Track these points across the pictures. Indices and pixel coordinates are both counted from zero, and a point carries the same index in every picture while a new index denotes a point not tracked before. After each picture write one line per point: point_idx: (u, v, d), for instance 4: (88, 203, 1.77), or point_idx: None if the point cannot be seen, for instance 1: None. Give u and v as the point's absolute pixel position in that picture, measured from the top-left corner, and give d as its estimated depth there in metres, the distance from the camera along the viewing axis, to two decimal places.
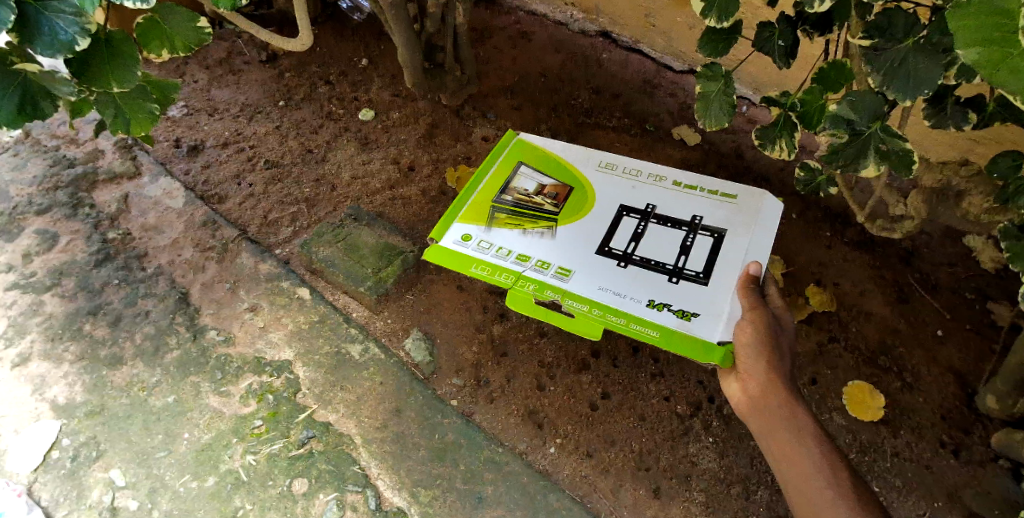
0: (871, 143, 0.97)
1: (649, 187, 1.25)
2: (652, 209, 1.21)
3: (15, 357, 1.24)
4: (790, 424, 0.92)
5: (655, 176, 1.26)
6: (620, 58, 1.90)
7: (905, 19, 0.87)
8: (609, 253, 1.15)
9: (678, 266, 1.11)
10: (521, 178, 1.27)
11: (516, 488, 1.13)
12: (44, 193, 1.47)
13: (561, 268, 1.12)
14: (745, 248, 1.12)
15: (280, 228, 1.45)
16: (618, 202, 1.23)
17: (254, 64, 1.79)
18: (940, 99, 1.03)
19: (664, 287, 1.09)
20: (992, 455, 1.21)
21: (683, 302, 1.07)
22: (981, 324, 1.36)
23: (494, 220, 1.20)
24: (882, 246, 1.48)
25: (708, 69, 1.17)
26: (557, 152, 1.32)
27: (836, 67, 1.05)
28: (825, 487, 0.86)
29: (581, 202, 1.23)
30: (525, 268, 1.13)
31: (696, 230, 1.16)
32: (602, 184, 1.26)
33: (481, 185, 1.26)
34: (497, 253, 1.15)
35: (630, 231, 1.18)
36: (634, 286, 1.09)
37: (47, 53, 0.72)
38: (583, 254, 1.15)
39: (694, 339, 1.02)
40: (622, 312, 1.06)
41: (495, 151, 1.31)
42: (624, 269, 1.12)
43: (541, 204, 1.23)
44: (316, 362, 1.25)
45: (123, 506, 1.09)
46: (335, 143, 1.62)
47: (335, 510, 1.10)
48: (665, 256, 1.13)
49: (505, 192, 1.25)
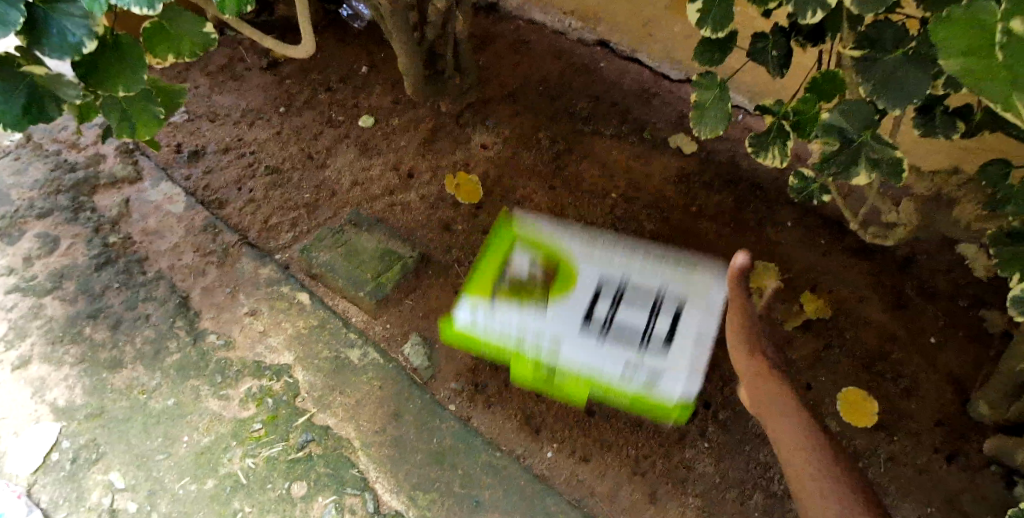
0: (862, 152, 0.99)
1: (629, 267, 1.36)
2: (625, 288, 1.32)
3: (16, 360, 1.24)
4: (778, 407, 0.95)
5: (632, 258, 1.38)
6: (617, 67, 1.92)
7: (893, 33, 0.91)
8: (587, 316, 1.29)
9: (644, 335, 1.26)
10: (519, 261, 1.36)
11: (514, 492, 1.14)
12: (45, 197, 1.47)
13: (553, 338, 1.27)
14: (703, 327, 1.27)
15: (280, 233, 1.46)
16: (598, 274, 1.33)
17: (255, 70, 1.81)
18: (930, 109, 1.05)
19: (636, 347, 1.25)
20: (986, 461, 1.22)
21: (650, 348, 1.25)
22: (975, 331, 1.38)
23: (496, 285, 1.33)
24: (877, 252, 1.50)
25: (704, 78, 1.19)
26: (551, 232, 1.42)
27: (829, 78, 1.07)
28: (823, 484, 0.82)
29: (568, 285, 1.32)
30: (518, 328, 1.28)
31: (664, 303, 1.29)
32: (588, 264, 1.36)
33: (484, 266, 1.37)
34: (495, 315, 1.30)
35: (612, 298, 1.30)
36: (612, 346, 1.26)
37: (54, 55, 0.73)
38: (572, 329, 1.28)
39: (657, 395, 1.21)
40: (592, 370, 1.24)
41: (494, 236, 1.43)
42: (597, 331, 1.28)
43: (536, 284, 1.33)
44: (316, 366, 1.26)
45: (123, 508, 1.09)
46: (335, 149, 1.63)
47: (333, 512, 1.10)
48: (639, 317, 1.28)
49: (502, 276, 1.34)
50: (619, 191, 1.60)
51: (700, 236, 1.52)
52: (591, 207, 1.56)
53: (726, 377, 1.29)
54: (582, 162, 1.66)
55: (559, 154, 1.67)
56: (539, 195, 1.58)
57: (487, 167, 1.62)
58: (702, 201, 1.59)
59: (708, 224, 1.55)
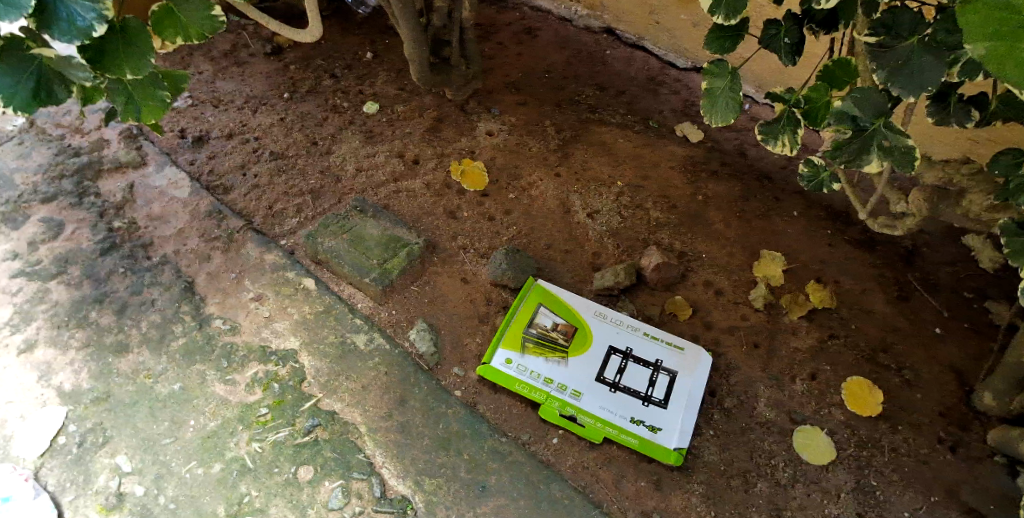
0: (874, 139, 0.98)
1: (634, 336, 1.33)
2: (629, 350, 1.32)
3: (22, 344, 1.23)
4: None
5: (637, 328, 1.35)
6: (623, 55, 1.92)
7: (910, 17, 0.89)
8: (603, 378, 1.28)
9: (648, 391, 1.27)
10: (544, 316, 1.34)
11: (519, 478, 1.14)
12: (49, 182, 1.47)
13: (572, 390, 1.26)
14: (696, 388, 1.27)
15: (285, 219, 1.46)
16: (607, 339, 1.33)
17: (259, 56, 1.80)
18: (944, 97, 1.04)
19: (640, 410, 1.24)
20: (989, 451, 1.22)
21: (655, 417, 1.23)
22: (980, 322, 1.38)
23: (522, 343, 1.30)
24: (882, 243, 1.50)
25: (715, 66, 1.18)
26: (574, 296, 1.38)
27: (841, 64, 1.07)
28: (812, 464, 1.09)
29: (583, 352, 1.31)
30: (548, 385, 1.26)
31: (659, 369, 1.29)
32: (600, 340, 1.33)
33: (515, 316, 1.34)
34: (527, 373, 1.27)
35: (617, 376, 1.29)
36: (621, 403, 1.25)
37: (65, 40, 0.72)
38: (587, 384, 1.27)
39: (661, 442, 1.20)
40: (615, 424, 1.22)
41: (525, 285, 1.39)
42: (614, 391, 1.27)
43: (559, 345, 1.31)
44: (322, 351, 1.26)
45: (129, 492, 1.09)
46: (340, 136, 1.62)
47: (340, 497, 1.10)
48: (640, 388, 1.27)
49: (530, 328, 1.32)
50: (625, 179, 1.59)
51: (705, 224, 1.52)
52: (597, 195, 1.56)
53: (729, 367, 1.31)
54: (588, 151, 1.65)
55: (564, 142, 1.66)
56: (545, 182, 1.57)
57: (493, 155, 1.62)
58: (709, 190, 1.58)
59: (714, 213, 1.54)
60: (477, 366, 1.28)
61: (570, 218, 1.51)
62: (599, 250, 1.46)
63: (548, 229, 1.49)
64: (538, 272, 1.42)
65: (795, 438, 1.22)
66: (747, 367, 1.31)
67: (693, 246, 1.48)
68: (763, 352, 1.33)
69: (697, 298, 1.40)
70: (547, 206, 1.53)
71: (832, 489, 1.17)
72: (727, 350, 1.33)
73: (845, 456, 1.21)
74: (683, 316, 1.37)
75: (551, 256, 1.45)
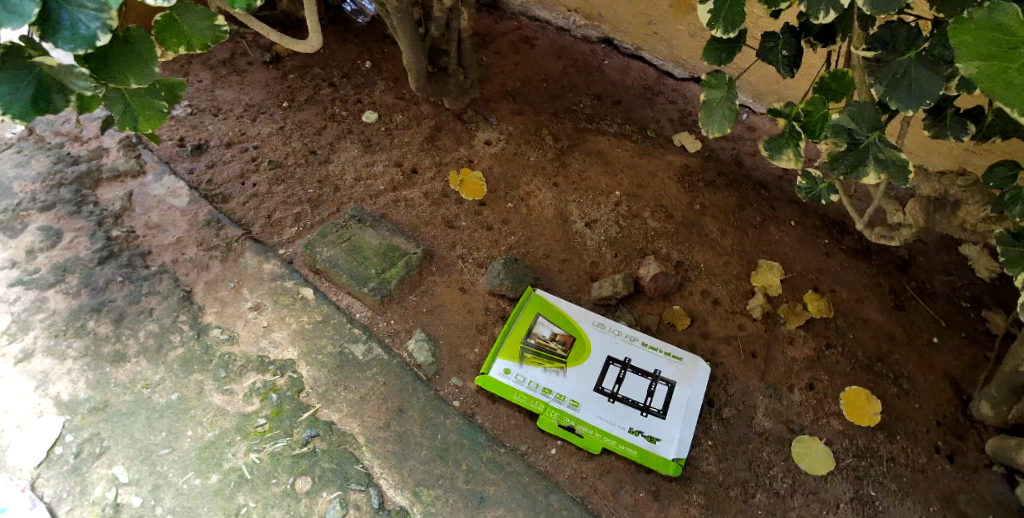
0: (870, 152, 0.98)
1: (631, 346, 1.34)
2: (627, 361, 1.32)
3: (19, 353, 1.23)
4: None
5: (633, 337, 1.35)
6: (621, 65, 1.93)
7: (907, 33, 0.91)
8: (602, 388, 1.28)
9: (646, 402, 1.27)
10: (543, 327, 1.34)
11: (517, 488, 1.14)
12: (47, 190, 1.46)
13: (571, 401, 1.26)
14: (694, 399, 1.27)
15: (283, 228, 1.46)
16: (606, 349, 1.33)
17: (258, 65, 1.80)
18: (940, 110, 1.06)
19: (638, 420, 1.24)
20: (986, 461, 1.23)
21: (653, 428, 1.23)
22: (976, 331, 1.40)
23: (521, 353, 1.30)
24: (877, 253, 1.51)
25: (713, 77, 1.18)
26: (571, 306, 1.38)
27: (836, 77, 1.09)
28: None
29: (580, 362, 1.31)
30: (547, 395, 1.26)
31: (657, 378, 1.29)
32: (597, 350, 1.33)
33: (513, 327, 1.34)
34: (525, 383, 1.27)
35: (614, 386, 1.29)
36: (620, 414, 1.25)
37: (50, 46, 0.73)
38: (585, 395, 1.27)
39: (660, 453, 1.20)
40: (613, 434, 1.22)
41: (522, 297, 1.38)
42: (613, 402, 1.27)
43: (557, 355, 1.32)
44: (319, 361, 1.26)
45: (127, 502, 1.08)
46: (338, 144, 1.63)
47: (338, 508, 1.09)
48: (638, 399, 1.27)
49: (529, 340, 1.32)
50: (623, 188, 1.60)
51: (703, 233, 1.52)
52: (595, 204, 1.56)
53: (727, 376, 1.31)
54: (584, 160, 1.65)
55: (562, 151, 1.67)
56: (542, 192, 1.58)
57: (491, 164, 1.62)
58: (706, 199, 1.59)
59: (712, 222, 1.54)
60: (476, 377, 1.28)
61: (568, 227, 1.52)
62: (597, 259, 1.47)
63: (546, 238, 1.49)
64: (536, 281, 1.42)
65: (792, 448, 1.23)
66: (745, 377, 1.31)
67: (691, 255, 1.48)
68: (761, 362, 1.33)
69: (695, 307, 1.41)
70: (545, 215, 1.53)
71: (831, 499, 1.17)
72: (724, 360, 1.33)
73: (844, 466, 1.21)
74: (680, 325, 1.37)
75: (548, 266, 1.45)
